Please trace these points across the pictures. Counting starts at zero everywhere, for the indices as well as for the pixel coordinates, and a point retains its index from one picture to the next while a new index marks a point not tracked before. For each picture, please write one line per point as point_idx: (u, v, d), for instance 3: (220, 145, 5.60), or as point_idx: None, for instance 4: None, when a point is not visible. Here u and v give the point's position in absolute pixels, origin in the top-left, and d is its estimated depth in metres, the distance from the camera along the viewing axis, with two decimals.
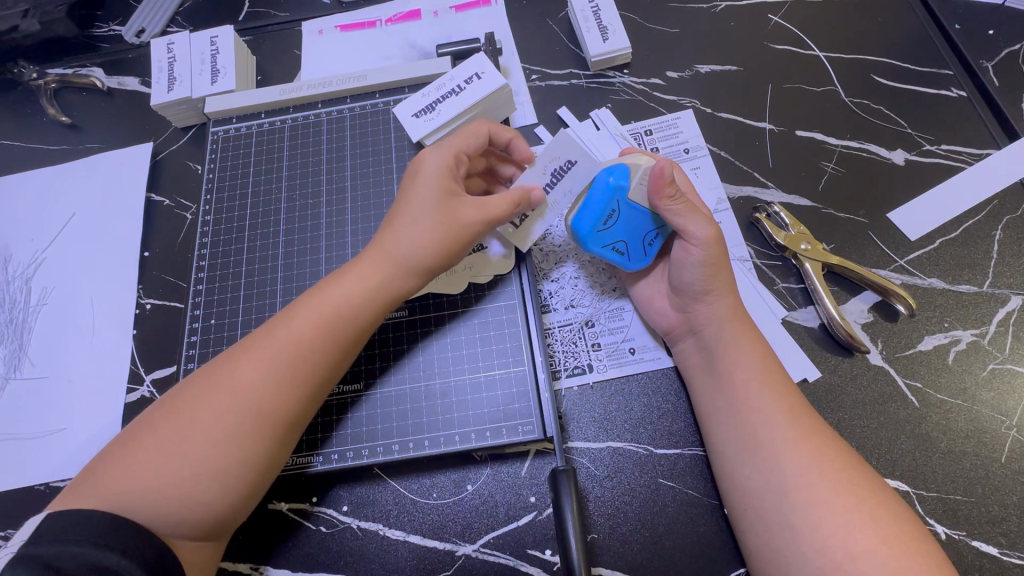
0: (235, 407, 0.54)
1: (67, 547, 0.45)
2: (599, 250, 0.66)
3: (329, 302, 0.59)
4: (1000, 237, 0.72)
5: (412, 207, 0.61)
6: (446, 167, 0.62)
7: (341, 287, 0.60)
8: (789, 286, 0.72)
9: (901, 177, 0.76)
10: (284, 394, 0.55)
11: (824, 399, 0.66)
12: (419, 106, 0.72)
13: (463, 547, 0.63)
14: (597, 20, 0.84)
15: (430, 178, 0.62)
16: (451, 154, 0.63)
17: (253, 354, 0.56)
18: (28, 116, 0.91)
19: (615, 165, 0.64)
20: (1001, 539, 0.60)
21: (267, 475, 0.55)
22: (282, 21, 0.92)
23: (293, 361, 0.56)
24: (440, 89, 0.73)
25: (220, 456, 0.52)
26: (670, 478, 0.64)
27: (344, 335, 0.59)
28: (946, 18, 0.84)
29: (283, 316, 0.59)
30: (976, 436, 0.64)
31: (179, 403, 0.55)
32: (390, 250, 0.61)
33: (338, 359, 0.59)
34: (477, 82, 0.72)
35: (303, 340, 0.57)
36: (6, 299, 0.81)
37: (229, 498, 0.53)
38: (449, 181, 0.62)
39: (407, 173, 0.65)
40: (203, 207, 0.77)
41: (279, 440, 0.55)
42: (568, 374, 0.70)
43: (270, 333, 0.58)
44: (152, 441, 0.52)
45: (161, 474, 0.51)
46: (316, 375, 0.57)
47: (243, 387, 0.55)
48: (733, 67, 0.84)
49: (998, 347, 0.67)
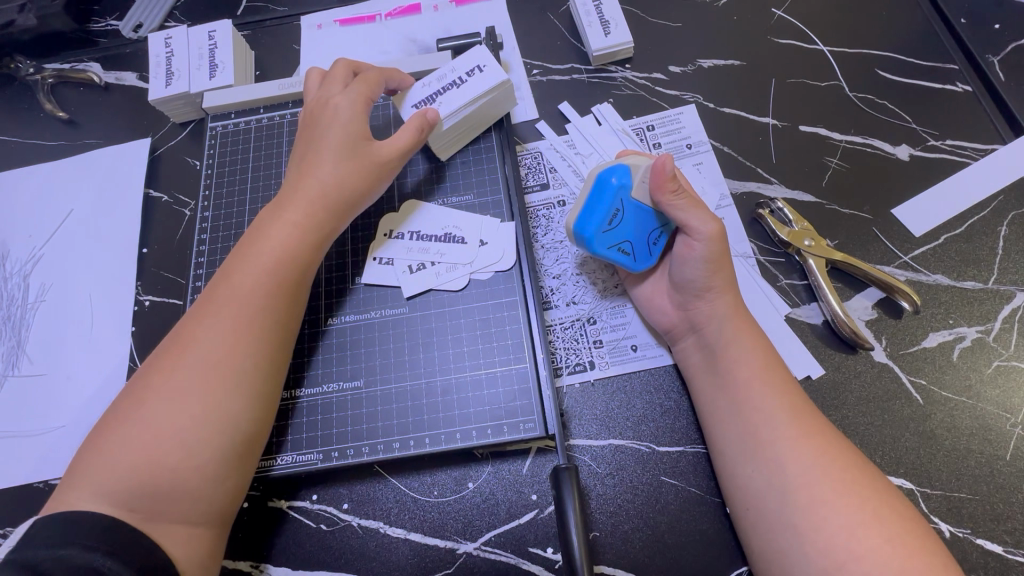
0: (187, 364, 0.55)
1: (54, 550, 0.46)
2: (606, 251, 0.65)
3: (266, 252, 0.61)
4: (1005, 233, 0.72)
5: (331, 150, 0.65)
6: (358, 109, 0.67)
7: (275, 236, 0.62)
8: (792, 282, 0.71)
9: (905, 172, 0.76)
10: (234, 344, 0.57)
11: (827, 397, 0.66)
12: (415, 98, 0.71)
13: (463, 545, 0.63)
14: (598, 14, 0.83)
15: (345, 118, 0.66)
16: (356, 97, 0.68)
17: (202, 318, 0.58)
18: (26, 111, 0.90)
19: (617, 165, 0.65)
20: (1006, 537, 0.60)
21: (246, 433, 0.56)
22: (281, 16, 0.91)
23: (238, 312, 0.58)
24: (440, 81, 0.72)
25: (181, 414, 0.53)
26: (673, 475, 0.64)
27: (288, 278, 0.61)
28: (950, 12, 0.83)
29: (222, 277, 0.61)
30: (980, 433, 0.63)
31: (138, 385, 0.56)
32: (318, 193, 0.64)
33: (287, 303, 0.61)
34: (478, 75, 0.71)
35: (245, 290, 0.59)
36: (5, 296, 0.80)
37: (195, 457, 0.53)
38: (362, 123, 0.67)
39: (315, 115, 0.68)
40: (202, 203, 0.77)
41: (235, 390, 0.55)
42: (570, 371, 0.69)
43: (212, 295, 0.60)
44: (120, 420, 0.54)
45: (137, 448, 0.52)
46: (264, 321, 0.59)
47: (193, 346, 0.56)
48: (736, 61, 0.84)
49: (1003, 344, 0.67)
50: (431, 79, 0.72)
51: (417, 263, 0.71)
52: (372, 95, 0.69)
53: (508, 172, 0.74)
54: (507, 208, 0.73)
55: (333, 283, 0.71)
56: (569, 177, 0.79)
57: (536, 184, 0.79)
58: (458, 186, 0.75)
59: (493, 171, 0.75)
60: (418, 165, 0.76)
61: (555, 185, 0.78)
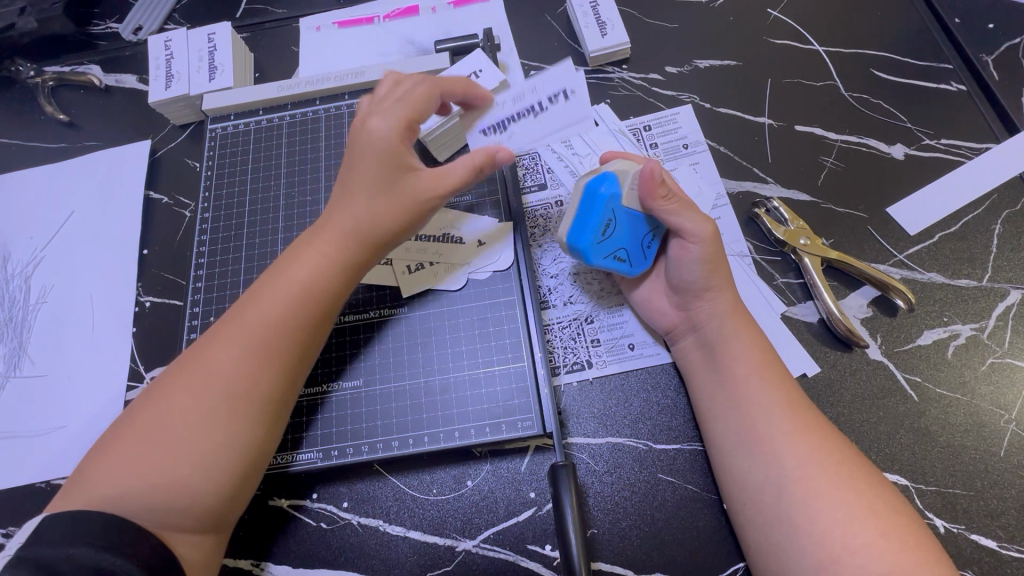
0: (210, 390, 0.55)
1: (64, 550, 0.46)
2: (601, 261, 0.65)
3: (293, 281, 0.60)
4: (999, 231, 0.72)
5: (368, 184, 0.61)
6: (397, 135, 0.62)
7: (304, 265, 0.61)
8: (788, 281, 0.72)
9: (900, 171, 0.76)
10: (258, 374, 0.57)
11: (822, 393, 0.66)
12: (485, 120, 0.63)
13: (463, 543, 0.63)
14: (595, 16, 0.84)
15: (385, 148, 0.62)
16: (394, 121, 0.62)
17: (226, 339, 0.58)
18: (26, 113, 0.91)
19: (603, 174, 0.64)
20: (1000, 532, 0.60)
21: (259, 448, 0.57)
22: (279, 18, 0.92)
23: (266, 341, 0.58)
24: (516, 102, 0.62)
25: (198, 436, 0.54)
26: (670, 473, 0.64)
27: (315, 310, 0.60)
28: (945, 12, 0.84)
29: (252, 298, 0.60)
30: (974, 430, 0.64)
31: (155, 394, 0.56)
32: (350, 226, 0.61)
33: (313, 334, 0.61)
34: (565, 101, 0.61)
35: (271, 319, 0.58)
36: (6, 297, 0.81)
37: (207, 478, 0.53)
38: (403, 152, 0.62)
39: (354, 140, 0.64)
40: (202, 204, 0.77)
41: (254, 418, 0.56)
42: (568, 370, 0.70)
43: (239, 317, 0.59)
44: (136, 431, 0.54)
45: (156, 463, 0.52)
46: (291, 349, 0.59)
47: (216, 368, 0.56)
48: (732, 62, 0.84)
49: (996, 341, 0.67)
50: (508, 97, 0.63)
51: (416, 262, 0.71)
52: (415, 118, 0.63)
53: (506, 172, 0.75)
54: (504, 208, 0.73)
55: None
56: (566, 178, 0.79)
57: (534, 185, 0.79)
58: None
59: (491, 172, 0.75)
60: None
61: (552, 186, 0.79)
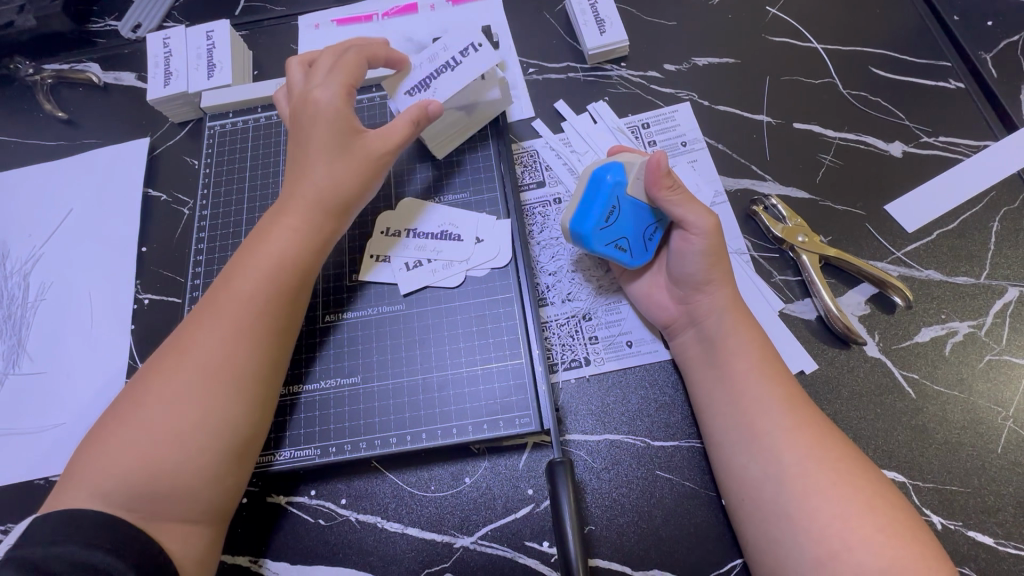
0: (189, 368, 0.56)
1: (55, 549, 0.46)
2: (602, 248, 0.66)
3: (265, 254, 0.62)
4: (998, 228, 0.72)
5: (324, 152, 0.65)
6: (342, 102, 0.66)
7: (274, 239, 0.63)
8: (786, 278, 0.72)
9: (898, 169, 0.76)
10: (235, 349, 0.57)
11: (821, 390, 0.66)
12: (410, 83, 0.69)
13: (461, 539, 0.64)
14: (594, 13, 0.84)
15: (330, 116, 0.65)
16: (335, 88, 0.66)
17: (203, 319, 0.59)
18: (25, 111, 0.91)
19: (610, 162, 0.65)
20: (997, 529, 0.60)
21: (247, 436, 0.57)
22: (279, 16, 0.92)
23: (241, 316, 0.58)
24: (432, 61, 0.69)
25: (181, 417, 0.54)
26: (668, 470, 0.64)
27: (288, 281, 0.62)
28: (944, 9, 0.84)
29: (225, 278, 0.62)
30: (972, 426, 0.64)
31: (139, 384, 0.56)
32: (315, 194, 0.64)
33: (290, 308, 0.62)
34: (475, 53, 0.69)
35: (243, 294, 0.59)
36: (4, 294, 0.81)
37: (195, 463, 0.53)
38: (349, 117, 0.66)
39: (299, 115, 0.67)
40: (201, 201, 0.78)
41: (238, 395, 0.56)
42: (566, 367, 0.70)
43: (215, 297, 0.60)
44: (121, 419, 0.55)
45: (139, 449, 0.53)
46: (264, 324, 0.59)
47: (193, 346, 0.57)
48: (730, 59, 0.84)
49: (994, 338, 0.67)
50: (422, 58, 0.70)
51: (416, 261, 0.71)
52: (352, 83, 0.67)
53: (503, 169, 0.75)
54: (503, 205, 0.73)
55: (331, 283, 0.72)
56: (564, 175, 0.79)
57: (533, 182, 0.79)
58: (455, 184, 0.75)
59: (488, 170, 0.75)
60: (414, 163, 0.77)
61: (551, 183, 0.79)
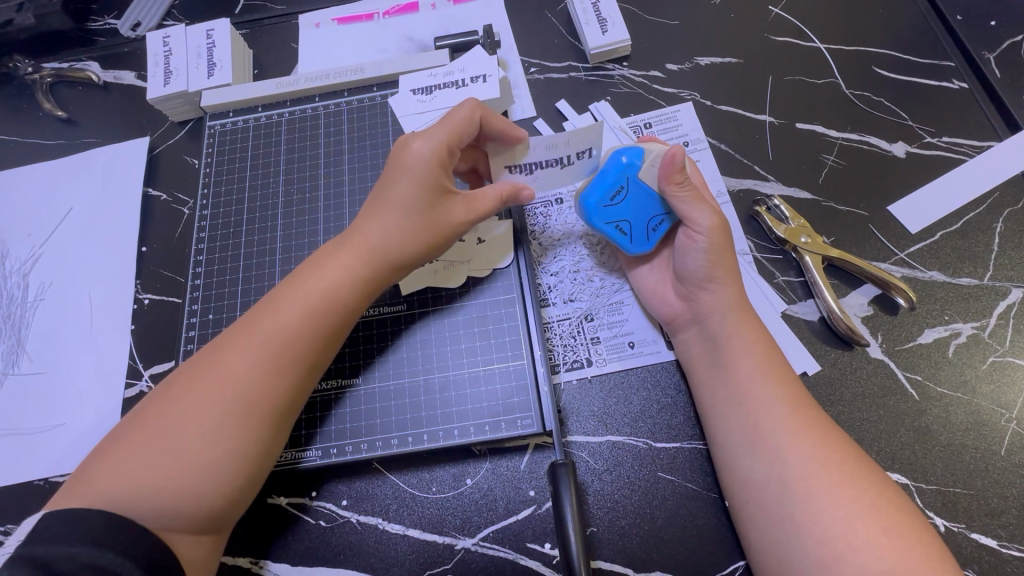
0: (225, 398, 0.55)
1: (67, 548, 0.46)
2: (602, 225, 0.66)
3: (313, 291, 0.60)
4: (1001, 229, 0.72)
5: (399, 208, 0.62)
6: (436, 160, 0.62)
7: (325, 278, 0.61)
8: (789, 279, 0.72)
9: (901, 169, 0.76)
10: (274, 385, 0.56)
11: (823, 392, 0.66)
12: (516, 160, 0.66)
13: (462, 541, 0.63)
14: (596, 13, 0.84)
15: (426, 172, 0.62)
16: (435, 144, 0.62)
17: (242, 346, 0.57)
18: (24, 110, 0.90)
19: (632, 146, 0.65)
20: (1000, 532, 0.60)
21: (269, 455, 0.57)
22: (278, 15, 0.92)
23: (283, 352, 0.57)
24: (548, 152, 0.65)
25: (212, 444, 0.53)
26: (670, 471, 0.64)
27: (333, 320, 0.60)
28: (947, 9, 0.83)
29: (269, 305, 0.60)
30: (975, 428, 0.64)
31: (167, 398, 0.56)
32: (377, 242, 0.62)
33: (328, 344, 0.61)
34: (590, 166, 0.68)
35: (287, 329, 0.58)
36: (4, 294, 0.81)
37: (214, 484, 0.53)
38: (441, 178, 0.63)
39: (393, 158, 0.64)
40: (201, 201, 0.77)
41: (269, 427, 0.56)
42: (567, 368, 0.70)
43: (255, 323, 0.59)
44: (143, 436, 0.53)
45: (165, 470, 0.52)
46: (305, 364, 0.58)
47: (232, 376, 0.56)
48: (733, 59, 0.84)
49: (998, 340, 0.67)
50: (540, 144, 0.64)
51: None
52: (453, 142, 0.63)
53: None
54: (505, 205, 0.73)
55: None
56: None
57: None
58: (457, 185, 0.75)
59: None
60: None
61: None
